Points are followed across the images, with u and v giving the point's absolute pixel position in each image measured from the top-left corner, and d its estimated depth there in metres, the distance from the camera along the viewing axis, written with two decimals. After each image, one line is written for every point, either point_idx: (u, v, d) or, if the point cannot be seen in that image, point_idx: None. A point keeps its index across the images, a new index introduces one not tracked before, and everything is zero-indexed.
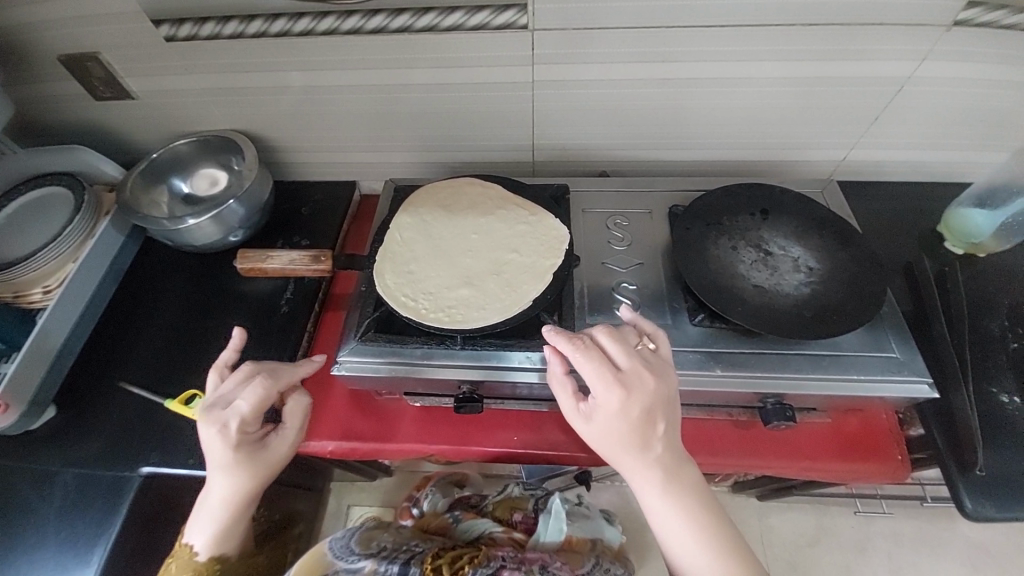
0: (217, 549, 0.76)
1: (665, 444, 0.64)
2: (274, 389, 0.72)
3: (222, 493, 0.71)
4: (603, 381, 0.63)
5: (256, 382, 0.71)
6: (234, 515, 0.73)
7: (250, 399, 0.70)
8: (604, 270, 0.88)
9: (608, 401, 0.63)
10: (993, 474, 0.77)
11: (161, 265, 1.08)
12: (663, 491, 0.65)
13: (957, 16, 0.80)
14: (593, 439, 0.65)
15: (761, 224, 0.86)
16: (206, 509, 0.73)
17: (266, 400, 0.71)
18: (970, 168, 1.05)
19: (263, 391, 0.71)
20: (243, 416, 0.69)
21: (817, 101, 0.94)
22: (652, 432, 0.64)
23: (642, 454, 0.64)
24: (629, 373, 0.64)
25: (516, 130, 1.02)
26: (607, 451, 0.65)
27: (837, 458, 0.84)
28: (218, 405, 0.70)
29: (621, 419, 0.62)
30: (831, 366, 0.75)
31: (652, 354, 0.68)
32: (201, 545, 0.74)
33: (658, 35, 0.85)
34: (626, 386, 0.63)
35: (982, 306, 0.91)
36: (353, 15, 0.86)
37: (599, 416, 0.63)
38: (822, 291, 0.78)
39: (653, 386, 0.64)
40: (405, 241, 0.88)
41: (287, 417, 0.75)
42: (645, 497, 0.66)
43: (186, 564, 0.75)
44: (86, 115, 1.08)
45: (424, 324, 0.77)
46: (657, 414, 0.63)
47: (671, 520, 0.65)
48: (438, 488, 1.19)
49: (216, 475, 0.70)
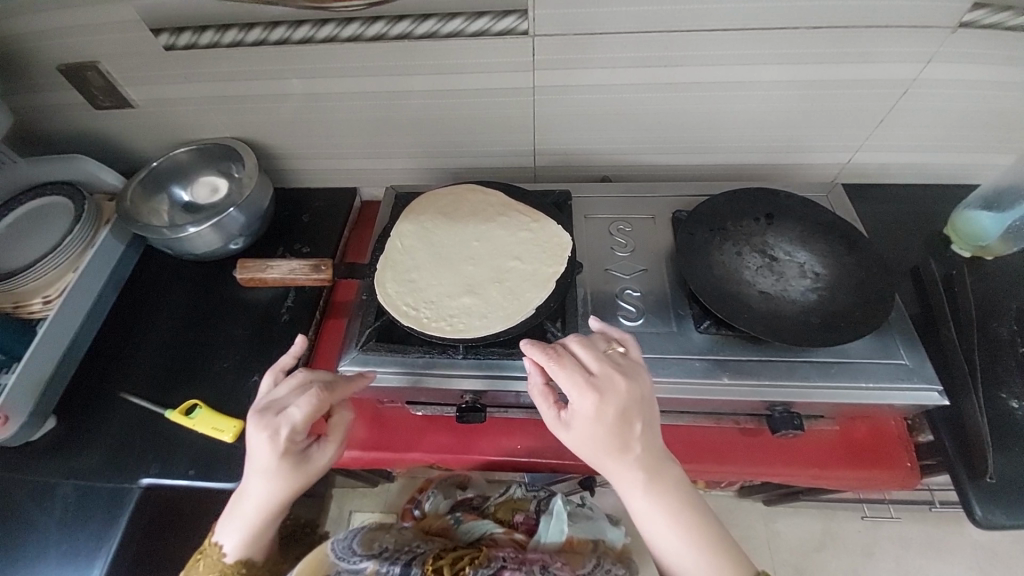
0: (245, 552, 0.74)
1: (646, 445, 0.63)
2: (328, 401, 0.70)
3: (260, 497, 0.70)
4: (577, 388, 0.62)
5: (312, 391, 0.70)
6: (266, 521, 0.71)
7: (303, 408, 0.68)
8: (607, 277, 0.87)
9: (583, 406, 0.62)
10: (1004, 481, 0.75)
11: (161, 273, 1.07)
12: (648, 494, 0.64)
13: (962, 17, 0.79)
14: (576, 447, 0.64)
15: (766, 228, 0.85)
16: (242, 512, 0.71)
17: (318, 412, 0.69)
18: (975, 170, 1.04)
19: (316, 402, 0.69)
20: (294, 424, 0.68)
21: (821, 103, 0.93)
22: (630, 433, 0.62)
23: (622, 457, 0.62)
24: (600, 377, 0.63)
25: (517, 135, 1.02)
26: (590, 458, 0.64)
27: (846, 466, 0.83)
28: (271, 410, 0.69)
29: (599, 424, 0.62)
30: (839, 374, 0.74)
31: (623, 357, 0.67)
32: (231, 547, 0.73)
33: (660, 40, 0.84)
34: (600, 389, 0.63)
35: (991, 309, 0.90)
36: (353, 23, 0.86)
37: (578, 423, 0.63)
38: (828, 296, 0.77)
39: (625, 387, 0.63)
40: (406, 249, 0.88)
41: (333, 430, 0.73)
42: (631, 501, 0.65)
43: (214, 563, 0.74)
44: (86, 123, 1.08)
45: (425, 334, 0.77)
46: (632, 415, 0.62)
47: (660, 523, 0.64)
48: (439, 490, 1.18)
49: (257, 479, 0.69)
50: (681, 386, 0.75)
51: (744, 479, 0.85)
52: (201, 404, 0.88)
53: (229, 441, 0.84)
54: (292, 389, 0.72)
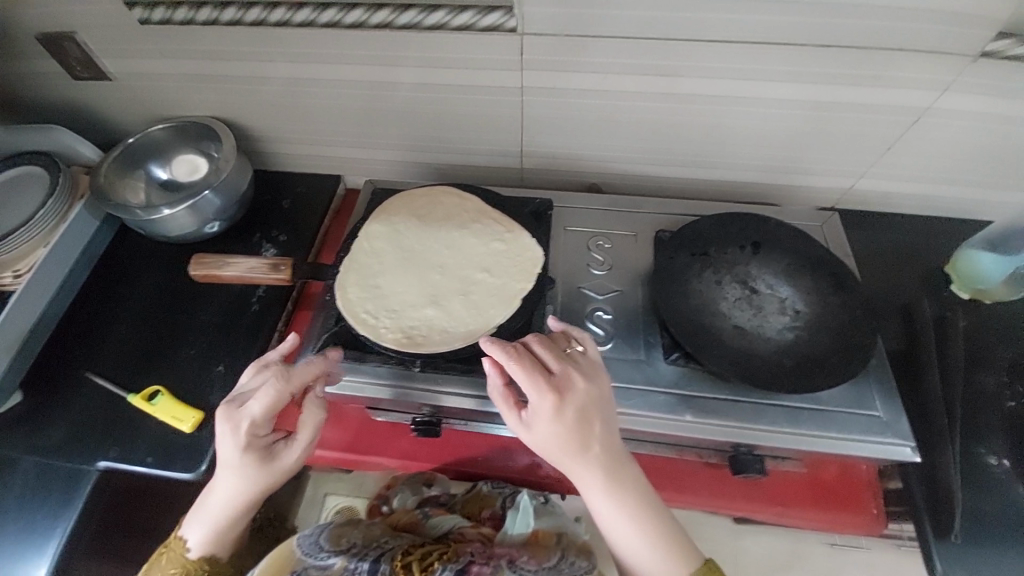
0: (210, 547, 0.73)
1: (605, 444, 0.64)
2: (288, 392, 0.68)
3: (226, 490, 0.70)
4: (536, 387, 0.62)
5: (271, 383, 0.68)
6: (230, 516, 0.71)
7: (262, 402, 0.67)
8: (579, 295, 0.83)
9: (542, 405, 0.62)
10: (971, 543, 0.73)
11: (137, 253, 1.06)
12: (607, 491, 0.65)
13: (985, 46, 0.73)
14: (536, 445, 0.64)
15: (751, 258, 0.80)
16: (210, 504, 0.71)
17: (279, 404, 0.68)
18: (987, 207, 0.98)
19: (275, 394, 0.67)
20: (254, 418, 0.67)
21: (824, 126, 0.87)
22: (589, 432, 0.63)
23: (581, 455, 0.63)
24: (559, 376, 0.64)
25: (504, 135, 0.97)
26: (552, 456, 0.64)
27: (807, 507, 0.81)
28: (233, 404, 0.68)
29: (559, 423, 0.62)
30: (807, 420, 0.71)
31: (581, 356, 0.68)
32: (194, 541, 0.73)
33: (661, 48, 0.79)
34: (558, 388, 0.63)
35: (982, 357, 0.86)
36: (330, 8, 0.82)
37: (538, 422, 0.63)
38: (806, 338, 0.73)
39: (585, 387, 0.64)
40: (374, 252, 0.84)
41: (301, 429, 0.71)
42: (591, 498, 0.66)
43: (177, 558, 0.73)
44: (64, 94, 1.04)
45: (380, 346, 0.74)
46: (591, 413, 0.64)
47: (619, 521, 0.65)
48: (407, 485, 1.04)
49: (225, 471, 0.69)
50: (643, 419, 0.72)
51: (705, 510, 0.83)
52: (162, 391, 0.87)
53: (187, 431, 0.84)
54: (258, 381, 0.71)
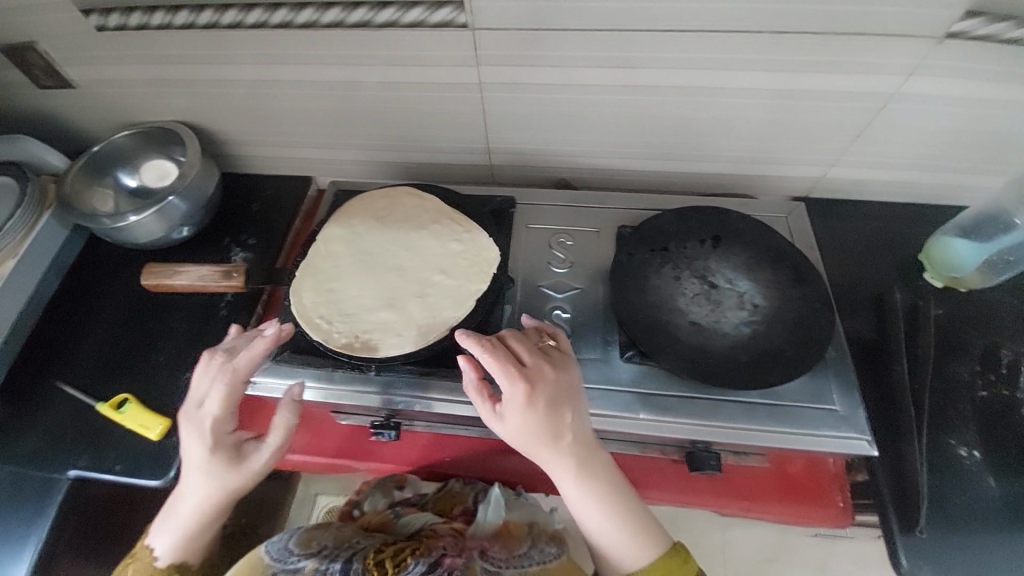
0: (180, 555, 0.73)
1: (578, 435, 0.64)
2: (240, 385, 0.69)
3: (194, 495, 0.69)
4: (508, 377, 0.62)
5: (222, 380, 0.68)
6: (199, 522, 0.71)
7: (217, 399, 0.67)
8: (538, 294, 0.82)
9: (515, 396, 0.62)
10: (936, 536, 0.72)
11: (107, 261, 1.06)
12: (581, 482, 0.65)
13: (951, 27, 0.71)
14: (510, 438, 0.63)
15: (711, 252, 0.79)
16: (179, 510, 0.71)
17: (234, 399, 0.68)
18: (963, 192, 0.96)
19: (227, 390, 0.68)
20: (214, 416, 0.68)
21: (791, 115, 0.85)
22: (562, 423, 0.63)
23: (555, 446, 0.63)
24: (532, 367, 0.64)
25: (467, 132, 0.96)
26: (526, 448, 0.63)
27: (774, 502, 0.79)
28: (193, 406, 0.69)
29: (532, 413, 0.62)
30: (762, 416, 0.70)
31: (553, 349, 0.68)
32: (162, 549, 0.73)
33: (620, 39, 0.77)
34: (531, 379, 0.63)
35: (954, 346, 0.85)
36: (280, 9, 0.81)
37: (512, 413, 0.62)
38: (763, 333, 0.72)
39: (557, 378, 0.64)
40: (332, 255, 0.84)
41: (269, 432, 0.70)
42: (566, 490, 0.65)
43: (144, 568, 0.73)
44: (29, 103, 1.05)
45: (331, 351, 0.74)
46: (563, 403, 0.63)
47: (594, 511, 0.65)
48: (377, 487, 1.04)
49: (193, 476, 0.69)
50: (598, 418, 0.72)
51: (675, 506, 0.83)
52: (131, 398, 0.88)
53: (154, 439, 0.85)
54: (208, 377, 0.70)
